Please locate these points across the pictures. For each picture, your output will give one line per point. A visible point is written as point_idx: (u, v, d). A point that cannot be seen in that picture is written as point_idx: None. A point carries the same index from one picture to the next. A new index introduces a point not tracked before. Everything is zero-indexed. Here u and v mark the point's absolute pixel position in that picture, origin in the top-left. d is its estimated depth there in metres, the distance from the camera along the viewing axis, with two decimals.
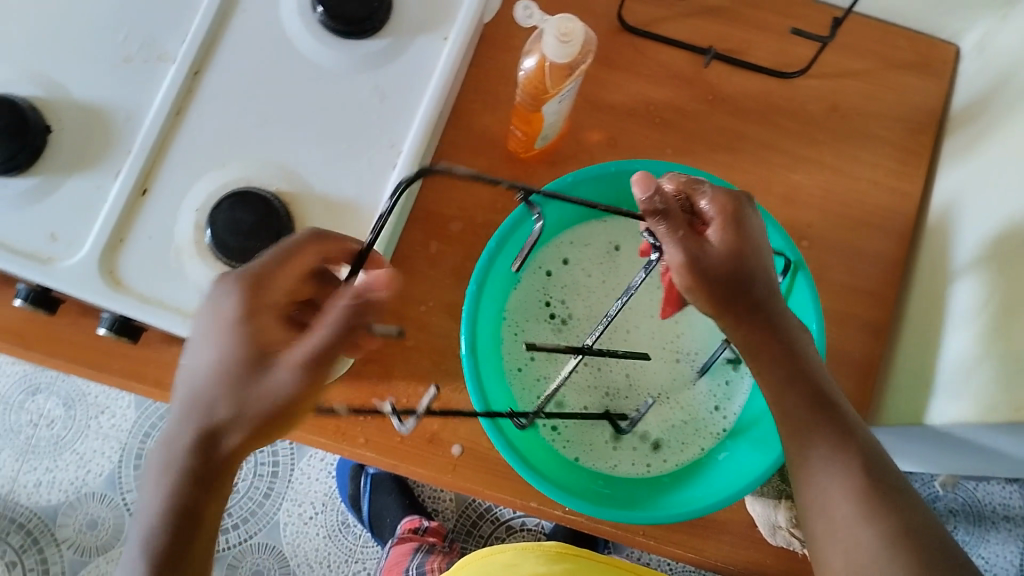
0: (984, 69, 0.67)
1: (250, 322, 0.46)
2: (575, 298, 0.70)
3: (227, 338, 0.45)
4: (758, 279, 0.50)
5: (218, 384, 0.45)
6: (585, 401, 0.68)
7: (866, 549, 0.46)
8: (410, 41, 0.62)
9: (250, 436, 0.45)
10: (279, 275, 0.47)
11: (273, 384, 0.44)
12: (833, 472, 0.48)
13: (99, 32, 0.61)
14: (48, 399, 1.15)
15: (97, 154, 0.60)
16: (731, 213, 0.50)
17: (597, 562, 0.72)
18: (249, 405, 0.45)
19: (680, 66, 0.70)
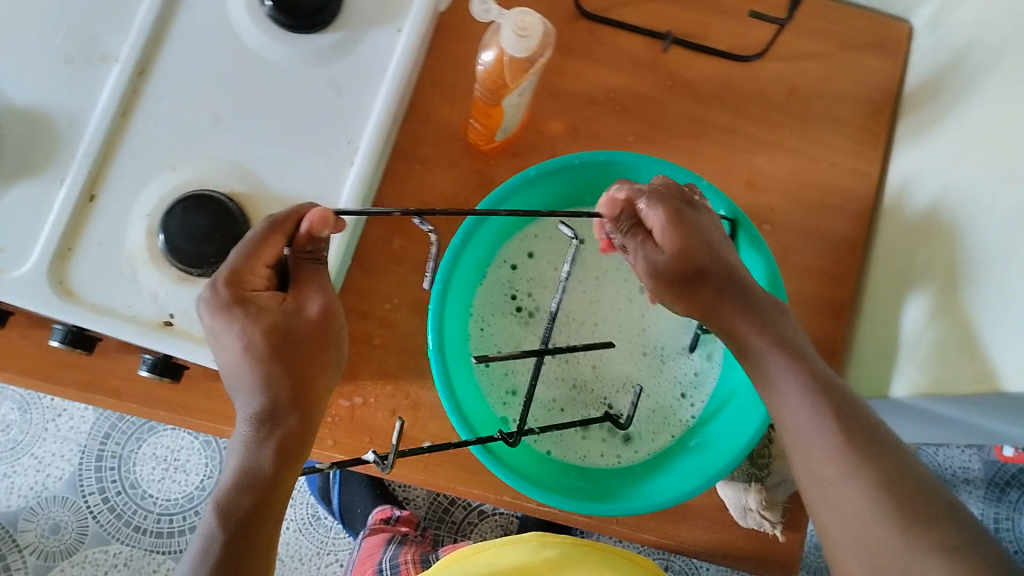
0: (937, 48, 0.68)
1: (253, 308, 0.48)
2: (541, 292, 0.70)
3: (247, 327, 0.47)
4: (716, 265, 0.51)
5: (262, 367, 0.47)
6: (553, 393, 0.69)
7: (858, 507, 0.42)
8: (363, 33, 0.60)
9: (307, 396, 0.49)
10: (254, 268, 0.49)
11: (302, 337, 0.50)
12: (808, 425, 0.46)
13: (36, 32, 0.58)
14: (2, 404, 1.12)
15: (40, 160, 0.57)
16: (670, 217, 0.52)
17: (583, 547, 0.71)
18: (297, 367, 0.49)
19: (639, 52, 0.70)
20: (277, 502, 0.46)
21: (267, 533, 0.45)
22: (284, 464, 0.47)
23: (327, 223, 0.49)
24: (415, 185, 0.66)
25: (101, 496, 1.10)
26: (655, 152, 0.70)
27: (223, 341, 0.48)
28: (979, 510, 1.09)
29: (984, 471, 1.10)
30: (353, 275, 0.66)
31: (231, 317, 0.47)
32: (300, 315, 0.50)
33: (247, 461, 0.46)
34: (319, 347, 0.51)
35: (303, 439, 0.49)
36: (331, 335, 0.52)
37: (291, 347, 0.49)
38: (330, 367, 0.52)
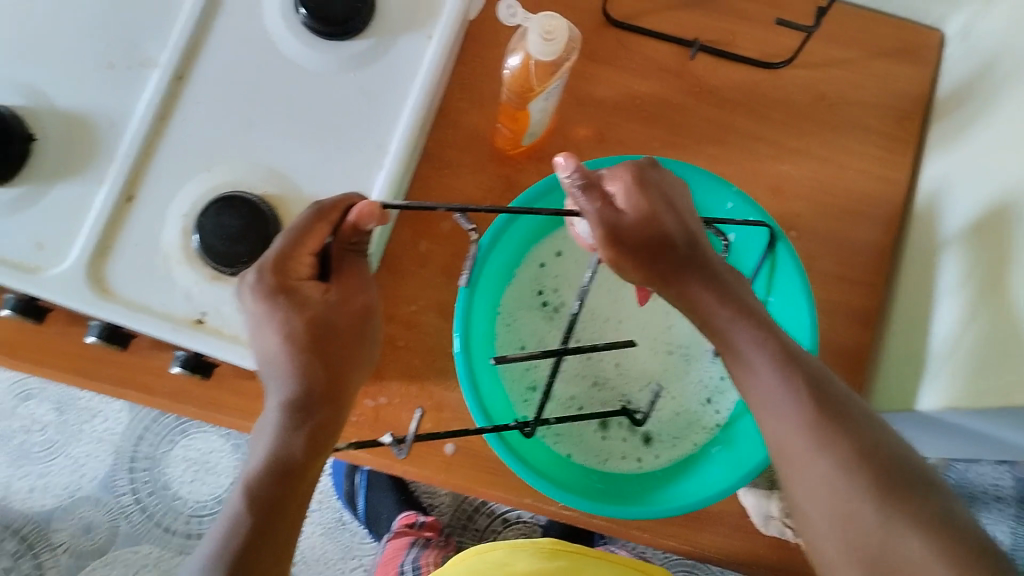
0: (968, 56, 0.67)
1: (297, 297, 0.49)
2: (568, 288, 0.70)
3: (289, 315, 0.49)
4: (681, 237, 0.51)
5: (303, 354, 0.49)
6: (572, 390, 0.69)
7: (824, 480, 0.44)
8: (394, 42, 0.61)
9: (341, 380, 0.50)
10: (300, 257, 0.50)
11: (336, 333, 0.51)
12: (773, 394, 0.47)
13: (80, 39, 0.60)
14: (40, 404, 1.14)
15: (81, 161, 0.59)
16: (631, 181, 0.51)
17: (593, 558, 0.72)
18: (336, 354, 0.50)
19: (666, 59, 0.70)
20: (308, 484, 0.48)
21: (293, 514, 0.47)
22: (316, 451, 0.48)
23: (373, 215, 0.51)
24: (442, 187, 0.68)
25: (133, 497, 1.12)
26: (681, 158, 0.70)
27: (263, 330, 0.49)
28: (1011, 528, 1.07)
29: (1016, 488, 1.08)
30: (380, 276, 0.67)
31: (280, 305, 0.49)
32: (342, 306, 0.52)
33: (277, 446, 0.47)
34: (355, 340, 0.52)
35: (332, 427, 0.49)
36: (366, 327, 0.54)
37: (330, 336, 0.50)
38: (359, 351, 0.53)
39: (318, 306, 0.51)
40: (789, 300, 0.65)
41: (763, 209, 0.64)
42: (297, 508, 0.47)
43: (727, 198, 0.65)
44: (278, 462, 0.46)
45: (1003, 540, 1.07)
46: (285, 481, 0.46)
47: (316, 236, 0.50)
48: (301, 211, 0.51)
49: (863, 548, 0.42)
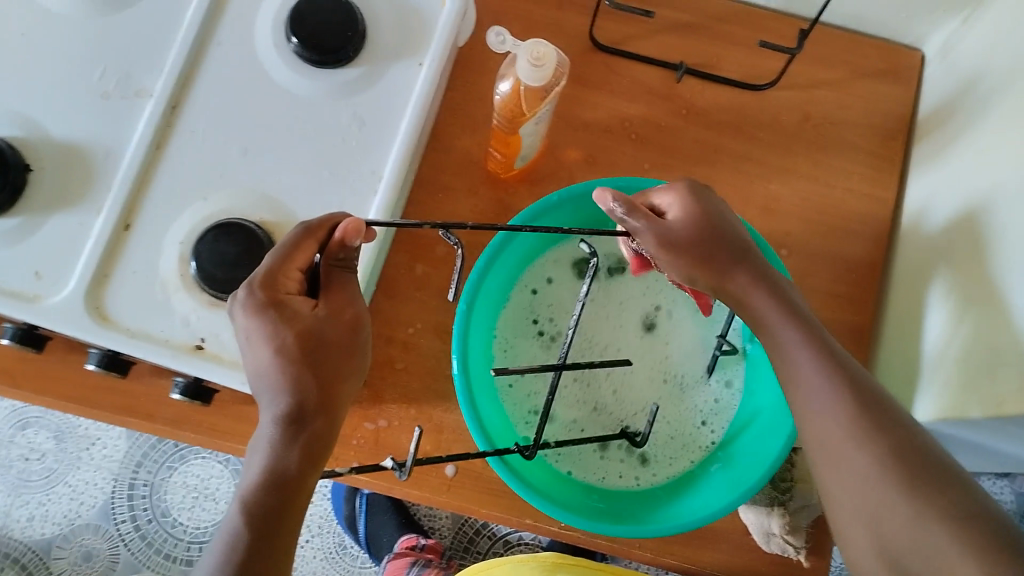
0: (949, 74, 0.69)
1: (286, 310, 0.50)
2: (563, 316, 0.71)
3: (278, 329, 0.49)
4: (734, 239, 0.55)
5: (292, 367, 0.49)
6: (573, 414, 0.70)
7: (859, 475, 0.46)
8: (386, 69, 0.63)
9: (336, 391, 0.50)
10: (288, 272, 0.51)
11: (327, 349, 0.50)
12: (816, 393, 0.49)
13: (78, 72, 0.61)
14: (38, 433, 1.14)
15: (78, 192, 0.60)
16: (683, 191, 0.56)
17: (593, 570, 0.73)
18: (328, 365, 0.50)
19: (654, 82, 0.72)
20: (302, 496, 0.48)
21: (287, 527, 0.48)
22: (310, 466, 0.49)
23: (359, 232, 0.52)
24: (436, 211, 0.69)
25: (133, 525, 1.12)
26: (672, 179, 0.71)
27: (254, 346, 0.49)
28: None
29: (1016, 502, 1.10)
30: (377, 301, 0.68)
31: (273, 319, 0.49)
32: (333, 319, 0.51)
33: (274, 461, 0.47)
34: (347, 355, 0.51)
35: (324, 444, 0.50)
36: (356, 336, 0.52)
37: (320, 347, 0.50)
38: (358, 363, 0.53)
39: (309, 320, 0.50)
40: None
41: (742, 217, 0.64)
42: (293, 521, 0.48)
43: None
44: (276, 481, 0.47)
45: None
46: (283, 498, 0.47)
47: (303, 253, 0.52)
48: (289, 231, 0.52)
49: (891, 540, 0.43)
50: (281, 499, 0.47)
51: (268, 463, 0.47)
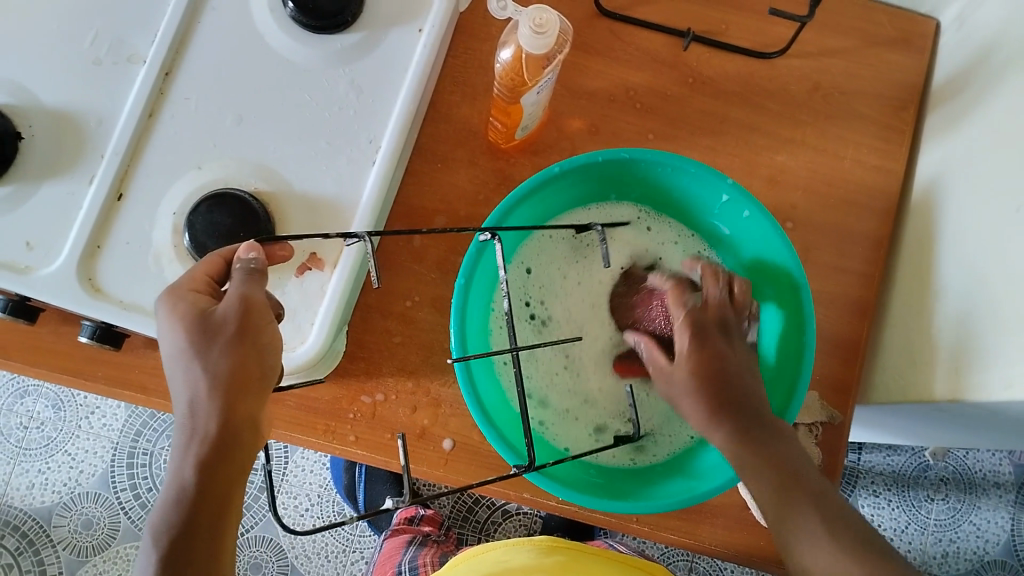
0: (965, 44, 0.67)
1: (183, 305, 0.48)
2: (553, 298, 0.72)
3: (171, 319, 0.48)
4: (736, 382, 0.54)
5: (183, 362, 0.47)
6: (566, 402, 0.70)
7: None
8: (384, 33, 0.61)
9: (240, 385, 0.47)
10: (194, 276, 0.50)
11: (210, 358, 0.47)
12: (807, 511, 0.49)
13: (67, 38, 0.59)
14: (37, 402, 1.14)
15: (68, 160, 0.58)
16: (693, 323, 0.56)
17: (589, 554, 0.72)
18: (230, 355, 0.47)
19: (659, 49, 0.70)
20: (216, 508, 0.46)
21: (200, 551, 0.44)
22: (214, 472, 0.46)
23: (251, 248, 0.50)
24: (436, 183, 0.67)
25: (133, 493, 1.12)
26: (676, 150, 0.70)
27: (166, 333, 0.48)
28: (1009, 515, 1.10)
29: (1015, 473, 1.11)
30: (374, 273, 0.67)
31: (177, 315, 0.48)
32: (231, 322, 0.47)
33: (175, 472, 0.46)
34: (239, 368, 0.47)
35: (220, 497, 0.46)
36: (264, 324, 0.49)
37: (218, 337, 0.47)
38: (269, 356, 0.49)
39: (199, 324, 0.47)
40: (788, 294, 0.64)
41: (743, 189, 0.63)
42: (213, 543, 0.45)
43: (723, 188, 0.64)
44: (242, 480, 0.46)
45: (1002, 526, 1.10)
46: (194, 513, 0.45)
47: (210, 262, 0.51)
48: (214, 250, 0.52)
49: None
50: (192, 512, 0.45)
51: (172, 475, 0.46)
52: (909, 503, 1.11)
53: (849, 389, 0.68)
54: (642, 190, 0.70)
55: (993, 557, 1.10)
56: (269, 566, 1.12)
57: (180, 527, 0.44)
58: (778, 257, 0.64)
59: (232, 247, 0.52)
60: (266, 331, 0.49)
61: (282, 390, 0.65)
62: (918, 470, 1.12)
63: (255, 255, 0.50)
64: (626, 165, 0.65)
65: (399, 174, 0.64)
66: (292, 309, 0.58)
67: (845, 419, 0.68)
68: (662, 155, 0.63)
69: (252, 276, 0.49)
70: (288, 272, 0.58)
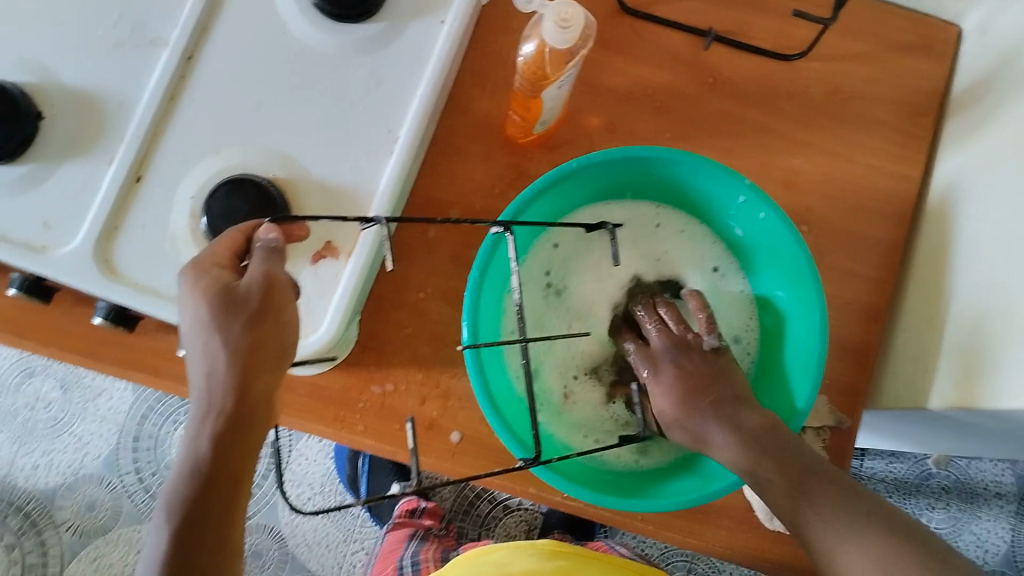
0: (986, 52, 0.67)
1: (206, 279, 0.48)
2: (574, 275, 0.72)
3: (193, 294, 0.48)
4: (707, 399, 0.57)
5: (202, 336, 0.47)
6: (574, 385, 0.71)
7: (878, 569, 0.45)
8: (407, 24, 0.61)
9: (257, 363, 0.47)
10: (216, 251, 0.50)
11: (227, 334, 0.47)
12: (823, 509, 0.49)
13: (90, 19, 0.60)
14: (44, 382, 1.14)
15: (87, 142, 0.58)
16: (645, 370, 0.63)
17: (590, 558, 0.73)
18: (249, 331, 0.47)
19: (679, 48, 0.70)
20: (230, 484, 0.46)
21: (211, 520, 0.45)
22: (227, 449, 0.46)
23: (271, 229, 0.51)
24: (452, 175, 0.67)
25: (137, 476, 1.12)
26: (692, 150, 0.70)
27: (186, 306, 0.48)
28: (1009, 526, 1.10)
29: (1017, 484, 1.11)
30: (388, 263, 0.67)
31: (200, 289, 0.48)
32: (252, 299, 0.48)
33: (190, 445, 0.46)
34: (255, 348, 0.47)
35: (228, 479, 0.46)
36: (285, 303, 0.49)
37: (240, 314, 0.47)
38: (287, 335, 0.49)
39: (220, 298, 0.47)
40: (802, 295, 0.64)
41: (761, 191, 0.63)
42: (224, 516, 0.46)
43: (740, 190, 0.64)
44: None
45: (1001, 537, 1.10)
46: (208, 486, 0.45)
47: (231, 239, 0.51)
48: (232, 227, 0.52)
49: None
50: (204, 487, 0.45)
51: (187, 448, 0.46)
52: (911, 511, 1.11)
53: (858, 394, 0.69)
54: (659, 187, 0.70)
55: (992, 567, 1.10)
56: (270, 554, 1.12)
57: (193, 500, 0.45)
58: (791, 259, 0.64)
59: (254, 223, 0.52)
60: (288, 314, 0.49)
61: (293, 377, 0.65)
62: (920, 478, 1.12)
63: (276, 236, 0.51)
64: (644, 163, 0.65)
65: (416, 165, 0.64)
66: (306, 295, 0.58)
67: (852, 424, 0.68)
68: (680, 154, 0.63)
69: (274, 254, 0.50)
70: (303, 260, 0.59)
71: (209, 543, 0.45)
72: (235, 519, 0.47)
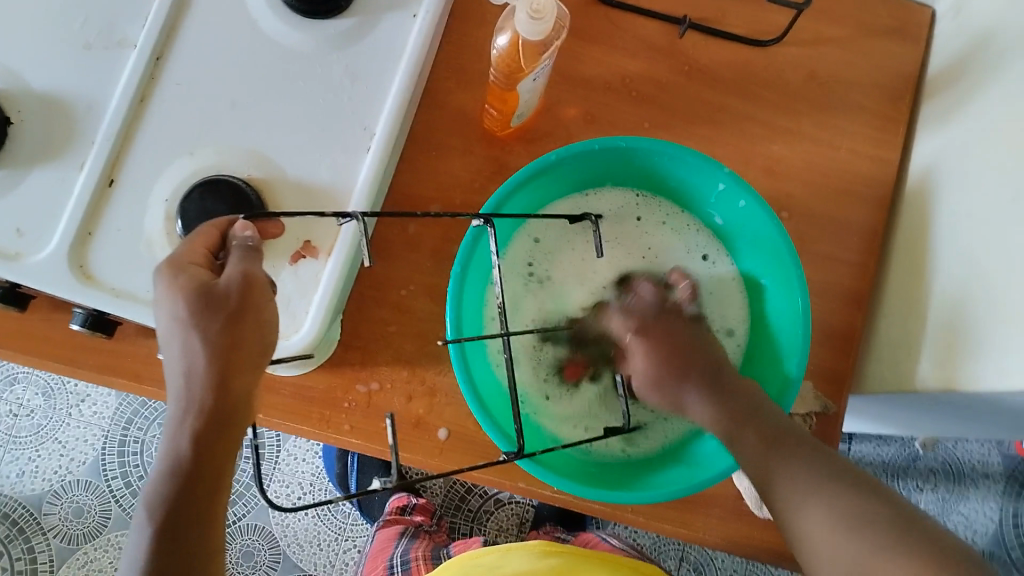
0: (961, 33, 0.66)
1: (183, 277, 0.47)
2: (557, 266, 0.72)
3: (170, 294, 0.46)
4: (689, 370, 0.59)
5: (181, 335, 0.46)
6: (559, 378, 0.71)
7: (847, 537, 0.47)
8: (380, 19, 0.60)
9: (236, 363, 0.46)
10: (192, 248, 0.49)
11: (206, 332, 0.46)
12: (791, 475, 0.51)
13: (56, 21, 0.59)
14: (27, 389, 1.14)
15: (58, 146, 0.58)
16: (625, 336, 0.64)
17: (582, 555, 0.73)
18: (227, 331, 0.46)
19: (655, 37, 0.69)
20: (210, 481, 0.46)
21: (193, 515, 0.45)
22: (206, 447, 0.46)
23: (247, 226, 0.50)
24: (431, 171, 0.67)
25: (124, 481, 1.11)
26: (672, 139, 0.69)
27: (161, 305, 0.47)
28: (997, 505, 1.11)
29: (1004, 464, 1.12)
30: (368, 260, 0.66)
31: (178, 289, 0.46)
32: (231, 297, 0.47)
33: (170, 443, 0.46)
34: (234, 346, 0.46)
35: (209, 478, 0.46)
36: (264, 302, 0.48)
37: (218, 314, 0.46)
38: (266, 333, 0.49)
39: (198, 298, 0.46)
40: (785, 281, 0.64)
41: (741, 178, 0.62)
42: (204, 512, 0.46)
43: (720, 178, 0.64)
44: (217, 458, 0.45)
45: (990, 516, 1.11)
46: (188, 484, 0.45)
47: (206, 234, 0.50)
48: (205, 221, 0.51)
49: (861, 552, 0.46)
50: (185, 487, 0.45)
51: (167, 447, 0.46)
52: (899, 493, 1.12)
53: (843, 379, 0.69)
54: (640, 176, 0.69)
55: (981, 546, 1.11)
56: (261, 554, 1.11)
57: (177, 505, 0.45)
58: (773, 245, 0.64)
59: (229, 219, 0.51)
60: (268, 313, 0.49)
61: (277, 378, 0.65)
62: (908, 460, 1.12)
63: (252, 234, 0.50)
64: (623, 153, 0.65)
65: (394, 161, 0.64)
66: (286, 295, 0.58)
67: (838, 409, 0.68)
68: (659, 144, 0.63)
69: (250, 253, 0.49)
70: (282, 258, 0.58)
71: (192, 549, 0.45)
72: (217, 522, 0.46)
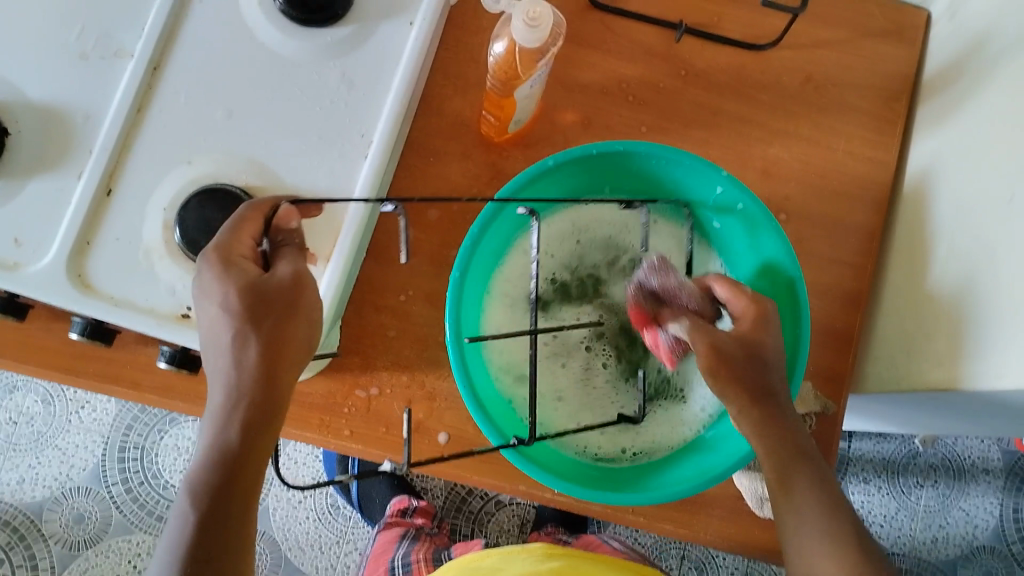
0: (956, 34, 0.67)
1: (236, 270, 0.47)
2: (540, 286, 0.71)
3: (221, 286, 0.47)
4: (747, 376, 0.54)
5: (234, 327, 0.47)
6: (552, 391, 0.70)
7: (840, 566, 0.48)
8: (377, 27, 0.60)
9: (284, 358, 0.47)
10: (240, 237, 0.49)
11: (262, 328, 0.47)
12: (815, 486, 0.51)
13: (51, 31, 0.59)
14: (26, 396, 1.13)
15: (55, 156, 0.58)
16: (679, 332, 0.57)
17: (582, 557, 0.73)
18: (276, 327, 0.47)
19: (651, 40, 0.69)
20: (253, 478, 0.46)
21: (234, 516, 0.44)
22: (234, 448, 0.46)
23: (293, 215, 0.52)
24: (429, 176, 0.67)
25: (125, 486, 1.11)
26: (669, 143, 0.69)
27: (206, 297, 0.47)
28: (998, 501, 1.11)
29: (1004, 459, 1.12)
30: (367, 266, 0.67)
31: (229, 281, 0.47)
32: (285, 290, 0.48)
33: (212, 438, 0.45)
34: (284, 343, 0.47)
35: (244, 479, 0.45)
36: (314, 299, 0.50)
37: (269, 311, 0.47)
38: (312, 331, 0.50)
39: (251, 292, 0.47)
40: (779, 284, 0.65)
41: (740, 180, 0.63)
42: (244, 512, 0.45)
43: (717, 181, 0.64)
44: (223, 466, 0.45)
45: (990, 512, 1.11)
46: (230, 482, 0.45)
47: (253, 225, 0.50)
48: (240, 206, 0.51)
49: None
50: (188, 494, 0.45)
51: (208, 441, 0.45)
52: (899, 490, 1.12)
53: (843, 380, 0.69)
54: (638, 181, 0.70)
55: (982, 542, 1.11)
56: (263, 558, 1.12)
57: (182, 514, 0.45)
58: (769, 247, 0.65)
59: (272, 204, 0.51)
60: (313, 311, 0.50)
61: None
62: (907, 457, 1.12)
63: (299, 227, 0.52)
64: (621, 157, 0.65)
65: (392, 167, 0.64)
66: None
67: (838, 409, 0.68)
68: (657, 147, 0.63)
69: (299, 254, 0.50)
70: None
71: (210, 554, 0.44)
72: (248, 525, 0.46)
